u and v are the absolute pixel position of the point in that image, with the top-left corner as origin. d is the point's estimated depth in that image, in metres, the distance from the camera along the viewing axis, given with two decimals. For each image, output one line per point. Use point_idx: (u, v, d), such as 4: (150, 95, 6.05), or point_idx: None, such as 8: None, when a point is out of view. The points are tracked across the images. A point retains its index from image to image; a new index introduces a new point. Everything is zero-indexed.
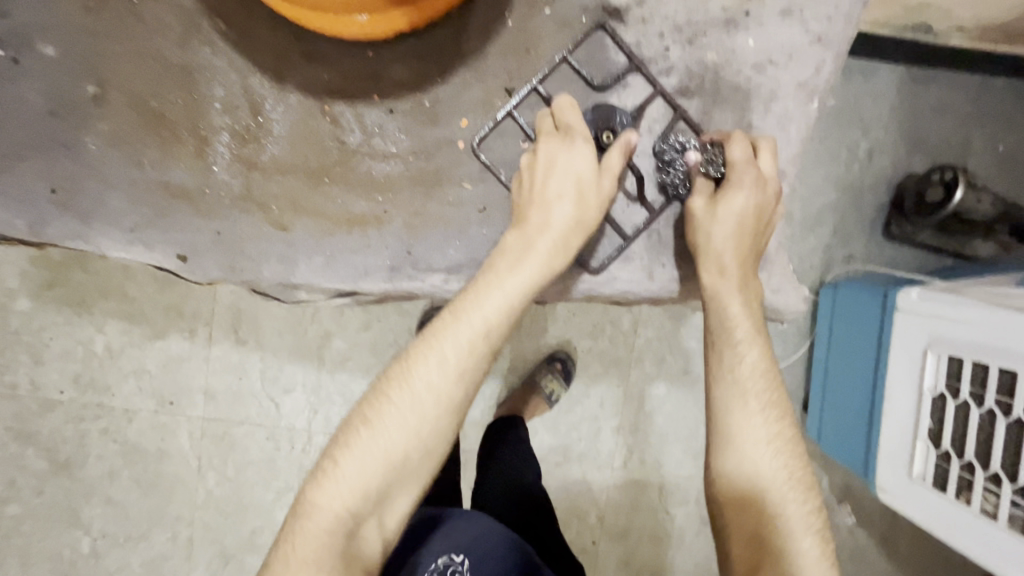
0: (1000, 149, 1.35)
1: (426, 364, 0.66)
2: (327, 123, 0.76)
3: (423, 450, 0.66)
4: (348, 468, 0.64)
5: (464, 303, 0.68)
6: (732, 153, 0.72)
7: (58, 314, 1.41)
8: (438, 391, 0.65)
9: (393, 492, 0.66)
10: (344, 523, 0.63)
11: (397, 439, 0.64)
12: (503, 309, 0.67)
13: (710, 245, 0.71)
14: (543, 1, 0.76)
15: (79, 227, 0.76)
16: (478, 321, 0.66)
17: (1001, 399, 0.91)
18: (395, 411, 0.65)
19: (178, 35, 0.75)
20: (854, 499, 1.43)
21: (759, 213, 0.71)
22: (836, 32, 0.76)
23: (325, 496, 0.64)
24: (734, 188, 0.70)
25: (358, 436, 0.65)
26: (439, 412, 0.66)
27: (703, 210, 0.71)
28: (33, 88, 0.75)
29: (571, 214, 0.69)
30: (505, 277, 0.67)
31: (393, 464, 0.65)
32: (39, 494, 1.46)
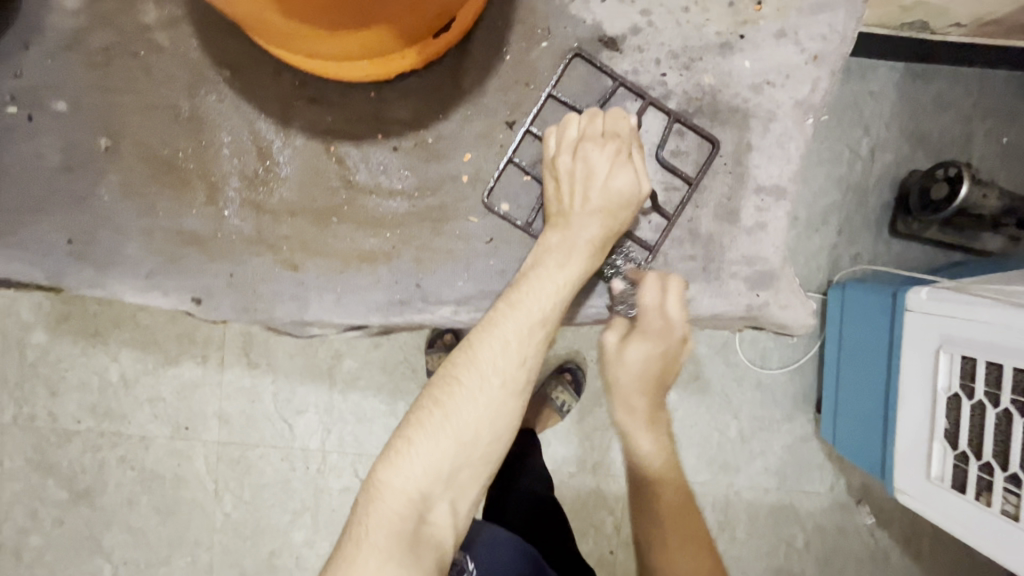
0: (1005, 141, 1.34)
1: (490, 348, 0.69)
2: (333, 163, 0.77)
3: (492, 431, 0.68)
4: (422, 447, 0.65)
5: (522, 288, 0.72)
6: (642, 299, 0.75)
7: (74, 346, 1.44)
8: (504, 371, 0.69)
9: (462, 475, 0.67)
10: (416, 506, 0.64)
11: (469, 418, 0.67)
12: (555, 293, 0.72)
13: (618, 382, 0.78)
14: (540, 34, 0.77)
15: (97, 275, 0.78)
16: (537, 305, 0.70)
17: (1016, 398, 0.91)
18: (466, 393, 0.68)
19: (187, 85, 0.77)
20: (875, 500, 1.42)
21: (664, 359, 0.77)
22: (832, 49, 0.76)
23: (398, 478, 0.64)
24: (642, 336, 0.76)
25: (430, 416, 0.67)
26: (504, 392, 0.68)
27: (612, 348, 0.78)
28: (49, 143, 0.77)
29: (603, 221, 0.74)
30: (555, 270, 0.72)
31: (465, 444, 0.66)
32: (59, 524, 1.48)
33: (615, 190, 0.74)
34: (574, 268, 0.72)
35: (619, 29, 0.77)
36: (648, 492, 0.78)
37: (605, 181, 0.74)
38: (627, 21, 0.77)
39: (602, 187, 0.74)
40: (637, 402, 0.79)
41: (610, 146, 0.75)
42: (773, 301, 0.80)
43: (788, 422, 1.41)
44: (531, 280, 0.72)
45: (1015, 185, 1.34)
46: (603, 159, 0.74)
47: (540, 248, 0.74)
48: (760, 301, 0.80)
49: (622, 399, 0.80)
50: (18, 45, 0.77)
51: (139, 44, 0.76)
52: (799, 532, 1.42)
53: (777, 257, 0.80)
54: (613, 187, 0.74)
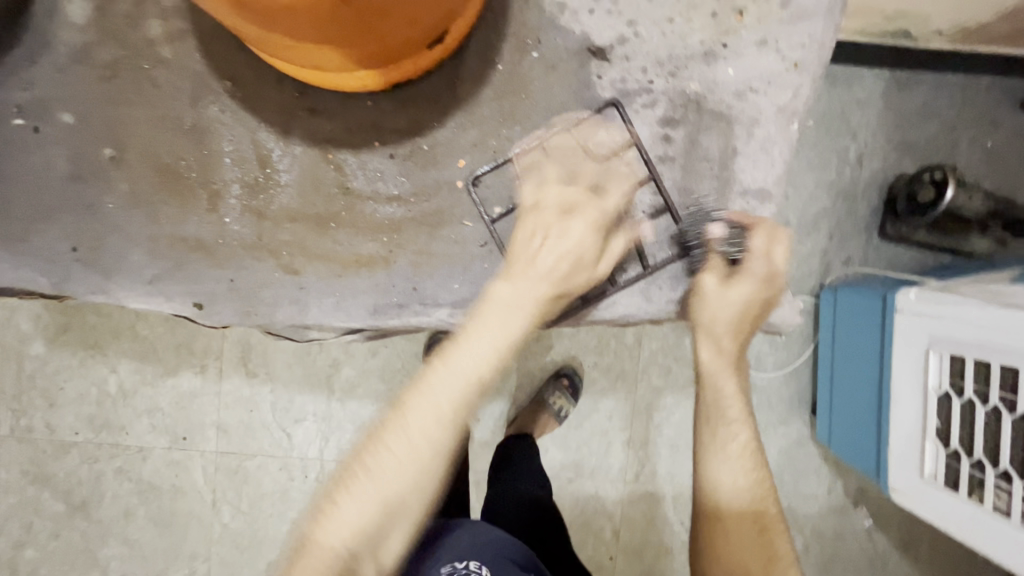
0: (989, 146, 1.37)
1: (421, 411, 0.67)
2: (331, 170, 0.80)
3: (418, 493, 0.66)
4: (351, 508, 0.65)
5: (457, 346, 0.68)
6: (754, 242, 0.75)
7: (73, 357, 1.44)
8: (431, 438, 0.66)
9: (392, 532, 0.67)
10: (340, 568, 0.64)
11: (395, 480, 0.65)
12: (490, 354, 0.68)
13: (718, 320, 0.76)
14: (531, 45, 0.80)
15: (101, 281, 0.79)
16: (471, 372, 0.67)
17: (1004, 395, 0.93)
18: (394, 458, 0.66)
19: (189, 96, 0.79)
20: (871, 502, 1.43)
21: (761, 305, 0.76)
22: (812, 57, 0.79)
23: (325, 539, 0.64)
24: (745, 277, 0.75)
25: (360, 476, 0.66)
26: (432, 457, 0.66)
27: (713, 290, 0.76)
28: (56, 154, 0.79)
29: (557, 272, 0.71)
30: (492, 325, 0.68)
31: (393, 503, 0.66)
32: (56, 537, 1.48)
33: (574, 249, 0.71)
34: (513, 330, 0.69)
35: (607, 40, 0.80)
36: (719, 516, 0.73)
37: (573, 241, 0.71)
38: (615, 32, 0.79)
39: (569, 242, 0.71)
40: (728, 341, 0.77)
41: (588, 207, 0.73)
42: None
43: (783, 424, 1.43)
44: (473, 338, 0.68)
45: (1000, 189, 1.38)
46: (574, 217, 0.72)
47: (481, 298, 0.70)
48: None
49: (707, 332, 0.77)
50: (26, 59, 0.79)
51: (144, 57, 0.79)
52: (796, 534, 1.43)
53: None
54: (573, 250, 0.71)
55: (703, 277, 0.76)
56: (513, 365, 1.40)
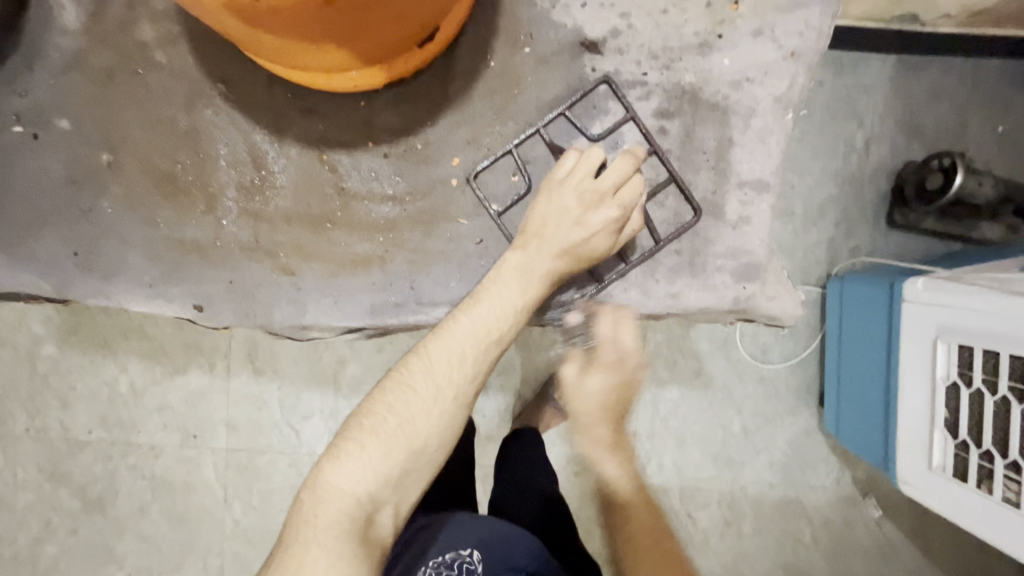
0: (1000, 129, 1.35)
1: (447, 357, 0.72)
2: (326, 171, 0.80)
3: (439, 440, 0.71)
4: (373, 451, 0.67)
5: (479, 301, 0.74)
6: (599, 333, 0.83)
7: (84, 357, 1.47)
8: (456, 384, 0.72)
9: (409, 481, 0.69)
10: (364, 507, 0.65)
11: (419, 425, 0.69)
12: (510, 309, 0.74)
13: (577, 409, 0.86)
14: (523, 40, 0.79)
15: (103, 285, 0.80)
16: (497, 323, 0.73)
17: (1014, 386, 0.92)
18: (418, 401, 0.70)
19: (183, 100, 0.79)
20: (881, 492, 1.42)
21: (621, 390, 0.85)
22: (809, 45, 0.77)
23: (348, 479, 0.65)
24: (600, 368, 0.84)
25: (382, 421, 0.69)
26: (454, 403, 0.71)
27: (572, 377, 0.85)
28: (56, 160, 0.80)
29: (568, 256, 0.76)
30: (510, 284, 0.74)
31: (413, 449, 0.69)
32: (73, 533, 1.51)
33: (583, 236, 0.75)
34: (531, 290, 0.75)
35: (599, 33, 0.79)
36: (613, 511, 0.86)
37: (583, 232, 0.75)
38: (607, 24, 0.78)
39: (580, 227, 0.75)
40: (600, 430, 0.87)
41: (592, 197, 0.75)
42: (761, 293, 0.81)
43: (790, 416, 1.42)
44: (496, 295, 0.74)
45: (1011, 174, 1.35)
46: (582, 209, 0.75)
47: (496, 263, 0.76)
48: (747, 293, 0.81)
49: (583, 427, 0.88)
50: (23, 66, 0.80)
51: (137, 62, 0.79)
52: (805, 526, 1.42)
53: (762, 250, 0.81)
54: (583, 237, 0.75)
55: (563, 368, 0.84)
56: (517, 360, 1.41)
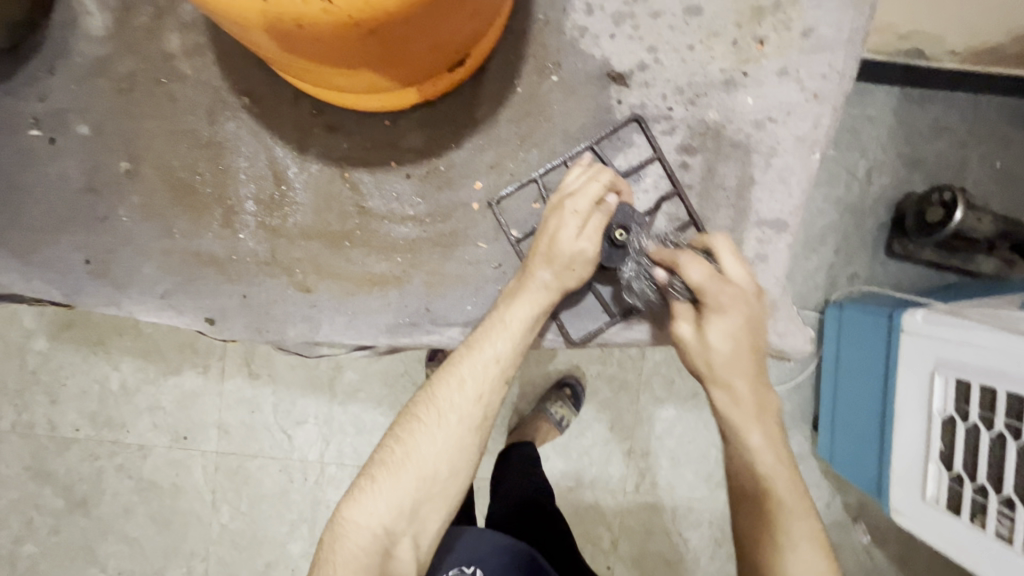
0: (998, 166, 1.37)
1: (447, 387, 0.73)
2: (347, 188, 0.79)
3: (450, 466, 0.71)
4: (385, 485, 0.70)
5: (479, 330, 0.75)
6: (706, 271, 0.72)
7: (76, 354, 1.45)
8: (461, 409, 0.72)
9: (425, 509, 0.71)
10: (381, 540, 0.67)
11: (427, 456, 0.70)
12: (509, 339, 0.74)
13: (714, 368, 0.73)
14: (551, 68, 0.79)
15: (114, 294, 0.79)
16: (495, 348, 0.73)
17: (1009, 422, 0.92)
18: (424, 431, 0.71)
19: (207, 111, 0.79)
20: (872, 519, 1.42)
21: (750, 325, 0.73)
22: (832, 88, 0.78)
23: (363, 514, 0.68)
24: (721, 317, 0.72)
25: (392, 454, 0.71)
26: (461, 427, 0.72)
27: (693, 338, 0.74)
28: (71, 166, 0.79)
29: (557, 273, 0.74)
30: (503, 314, 0.74)
31: (424, 479, 0.70)
32: (55, 533, 1.48)
33: (572, 247, 0.73)
34: (526, 310, 0.74)
35: (627, 65, 0.79)
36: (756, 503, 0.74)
37: (568, 242, 0.73)
38: (635, 58, 0.79)
39: (559, 240, 0.73)
40: (740, 385, 0.73)
41: (578, 203, 0.73)
42: (772, 328, 0.81)
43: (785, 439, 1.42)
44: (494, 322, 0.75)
45: (1007, 209, 1.37)
46: (571, 218, 0.73)
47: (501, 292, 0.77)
48: None
49: (721, 380, 0.74)
50: (44, 70, 0.79)
51: (162, 70, 0.79)
52: None
53: (777, 288, 0.81)
54: (570, 246, 0.73)
55: (678, 326, 0.75)
56: (515, 373, 1.41)
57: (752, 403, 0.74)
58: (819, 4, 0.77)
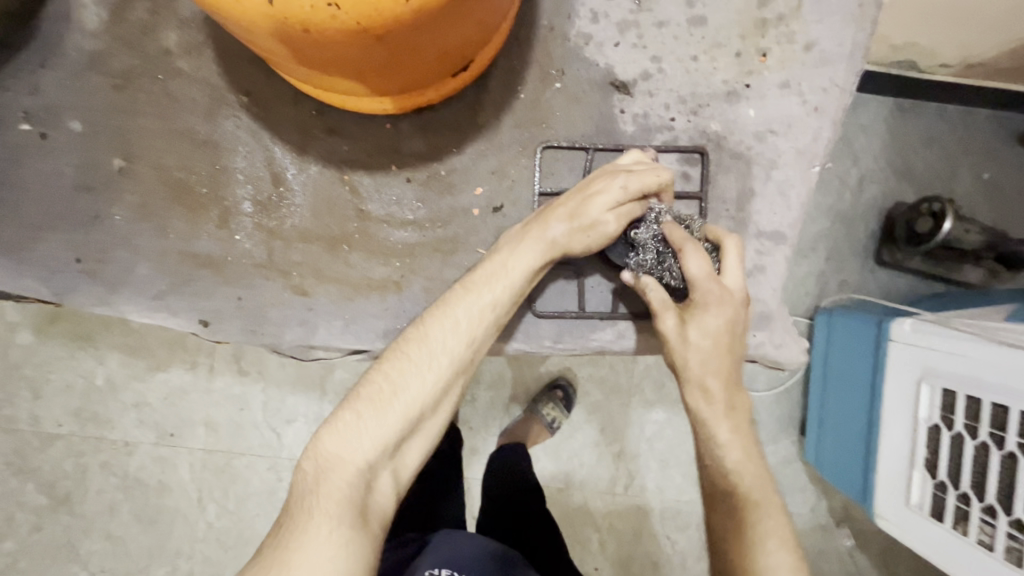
0: (986, 177, 1.38)
1: (441, 327, 0.71)
2: (347, 192, 0.79)
3: (433, 406, 0.70)
4: (370, 420, 0.66)
5: (480, 273, 0.74)
6: (693, 269, 0.72)
7: (61, 348, 1.42)
8: (451, 351, 0.70)
9: (404, 446, 0.69)
10: (362, 475, 0.65)
11: (415, 395, 0.68)
12: (511, 284, 0.73)
13: (691, 364, 0.74)
14: (555, 75, 0.79)
15: (105, 294, 0.78)
16: (495, 294, 0.72)
17: (994, 432, 0.93)
18: (413, 369, 0.69)
19: (204, 110, 0.78)
20: (856, 524, 1.44)
21: (732, 326, 0.74)
22: (833, 102, 0.78)
23: (346, 448, 0.65)
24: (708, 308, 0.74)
25: (378, 390, 0.68)
26: (450, 370, 0.70)
27: (675, 332, 0.74)
28: (65, 162, 0.78)
29: (570, 233, 0.74)
30: (508, 259, 0.73)
31: (410, 417, 0.67)
32: (36, 530, 1.45)
33: (600, 213, 0.74)
34: (529, 257, 0.73)
35: (630, 75, 0.79)
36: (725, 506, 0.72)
37: (598, 209, 0.74)
38: (639, 67, 0.79)
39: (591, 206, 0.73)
40: (715, 387, 0.74)
41: (630, 180, 0.73)
42: (768, 339, 0.82)
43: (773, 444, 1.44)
44: (493, 267, 0.75)
45: (995, 221, 1.39)
46: (615, 187, 0.74)
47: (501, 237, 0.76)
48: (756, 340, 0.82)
49: (695, 376, 0.74)
50: (36, 64, 0.78)
51: (159, 67, 0.78)
52: None
53: (774, 300, 0.81)
54: (598, 213, 0.73)
55: (662, 319, 0.74)
56: (508, 374, 1.41)
57: (733, 386, 0.75)
58: (821, 19, 0.77)
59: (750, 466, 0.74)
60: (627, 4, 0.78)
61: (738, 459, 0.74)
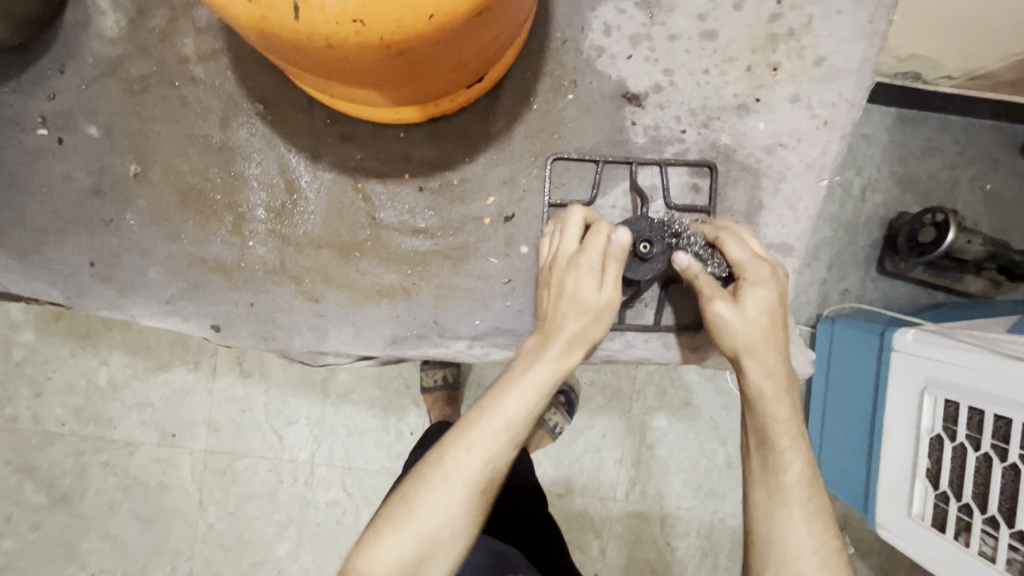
0: (988, 188, 1.38)
1: (456, 451, 0.70)
2: (359, 200, 0.79)
3: (452, 530, 0.68)
4: (388, 540, 0.68)
5: (495, 393, 0.72)
6: (735, 253, 0.74)
7: (63, 347, 1.42)
8: (467, 474, 0.69)
9: (427, 573, 0.68)
10: None
11: (430, 520, 0.68)
12: (524, 401, 0.71)
13: (752, 342, 0.73)
14: (567, 86, 0.80)
15: (117, 298, 0.80)
16: (508, 413, 0.70)
17: (996, 443, 0.94)
18: (430, 492, 0.69)
19: (220, 117, 0.79)
20: (856, 532, 1.44)
21: (780, 300, 0.75)
22: (842, 116, 0.79)
23: (367, 565, 0.67)
24: (755, 286, 0.74)
25: (397, 512, 0.69)
26: (465, 493, 0.68)
27: (730, 312, 0.73)
28: (78, 168, 0.80)
29: (584, 324, 0.73)
30: (521, 377, 0.71)
31: (427, 543, 0.67)
32: (36, 529, 1.45)
33: (593, 298, 0.72)
34: (540, 374, 0.71)
35: (642, 87, 0.80)
36: (771, 492, 0.70)
37: (591, 297, 0.73)
38: (650, 79, 0.80)
39: (583, 294, 0.72)
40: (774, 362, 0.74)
41: (592, 258, 0.72)
42: None
43: None
44: (505, 383, 0.73)
45: (996, 231, 1.39)
46: (587, 273, 0.72)
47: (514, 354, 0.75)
48: None
49: (752, 353, 0.73)
50: (54, 69, 0.80)
51: (176, 74, 0.79)
52: None
53: (782, 311, 0.82)
54: (596, 299, 0.73)
55: (715, 304, 0.74)
56: None
57: (783, 385, 0.73)
58: (830, 34, 0.78)
59: (799, 455, 0.71)
60: (639, 17, 0.79)
61: (796, 457, 0.71)
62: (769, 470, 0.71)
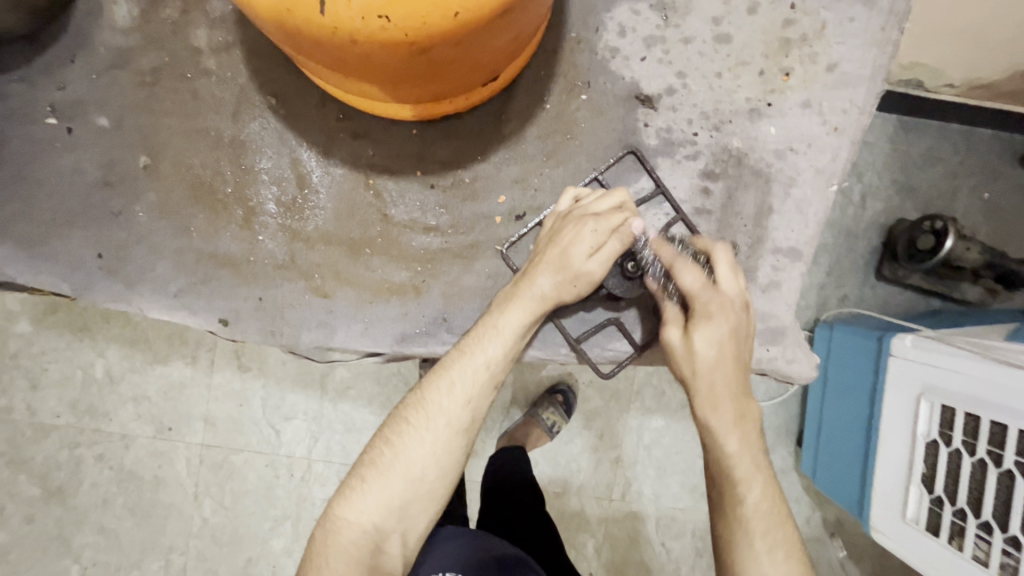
0: (985, 197, 1.39)
1: (436, 390, 0.73)
2: (370, 196, 0.79)
3: (437, 470, 0.72)
4: (375, 485, 0.71)
5: (471, 337, 0.74)
6: (686, 281, 0.74)
7: (60, 338, 1.41)
8: (449, 413, 0.72)
9: (413, 508, 0.71)
10: (370, 536, 0.69)
11: (415, 459, 0.71)
12: (501, 347, 0.73)
13: (697, 374, 0.75)
14: (580, 87, 0.80)
15: (124, 292, 0.79)
16: (486, 353, 0.73)
17: (991, 449, 0.95)
18: (414, 434, 0.72)
19: (232, 110, 0.79)
20: (850, 536, 1.45)
21: (735, 335, 0.75)
22: (852, 122, 0.80)
23: (353, 512, 0.70)
24: (709, 321, 0.74)
25: (381, 456, 0.72)
26: (448, 432, 0.72)
27: (680, 344, 0.76)
28: (89, 160, 0.79)
29: (558, 282, 0.74)
30: (497, 319, 0.74)
31: (412, 481, 0.71)
32: (28, 521, 1.43)
33: (580, 262, 0.73)
34: (519, 316, 0.73)
35: (655, 89, 0.80)
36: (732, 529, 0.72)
37: (577, 259, 0.73)
38: (663, 82, 0.80)
39: (568, 253, 0.73)
40: (723, 397, 0.75)
41: (599, 223, 0.73)
42: (780, 355, 0.82)
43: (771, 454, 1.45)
44: (484, 327, 0.75)
45: (993, 239, 1.40)
46: (588, 236, 0.73)
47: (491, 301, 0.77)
48: (769, 355, 0.82)
49: (706, 390, 0.75)
50: (65, 59, 0.79)
51: (188, 66, 0.79)
52: None
53: (789, 315, 0.83)
54: (580, 265, 0.73)
55: (666, 330, 0.77)
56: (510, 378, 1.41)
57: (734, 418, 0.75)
58: (842, 41, 0.79)
59: (757, 491, 0.73)
60: (653, 19, 0.79)
61: (756, 491, 0.73)
62: (728, 502, 0.73)
